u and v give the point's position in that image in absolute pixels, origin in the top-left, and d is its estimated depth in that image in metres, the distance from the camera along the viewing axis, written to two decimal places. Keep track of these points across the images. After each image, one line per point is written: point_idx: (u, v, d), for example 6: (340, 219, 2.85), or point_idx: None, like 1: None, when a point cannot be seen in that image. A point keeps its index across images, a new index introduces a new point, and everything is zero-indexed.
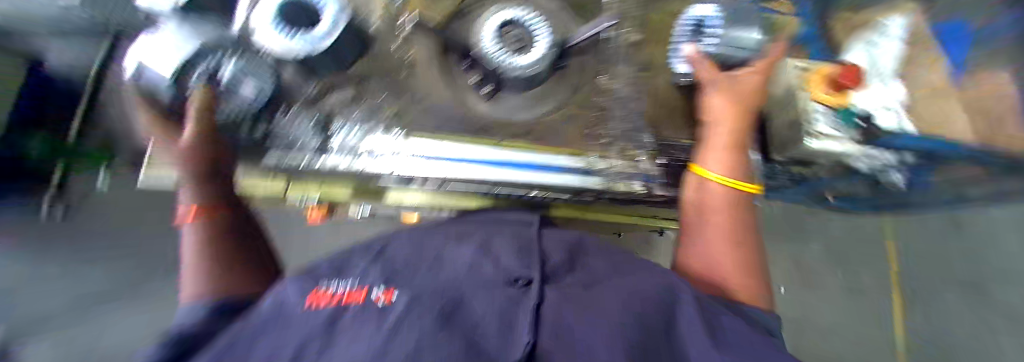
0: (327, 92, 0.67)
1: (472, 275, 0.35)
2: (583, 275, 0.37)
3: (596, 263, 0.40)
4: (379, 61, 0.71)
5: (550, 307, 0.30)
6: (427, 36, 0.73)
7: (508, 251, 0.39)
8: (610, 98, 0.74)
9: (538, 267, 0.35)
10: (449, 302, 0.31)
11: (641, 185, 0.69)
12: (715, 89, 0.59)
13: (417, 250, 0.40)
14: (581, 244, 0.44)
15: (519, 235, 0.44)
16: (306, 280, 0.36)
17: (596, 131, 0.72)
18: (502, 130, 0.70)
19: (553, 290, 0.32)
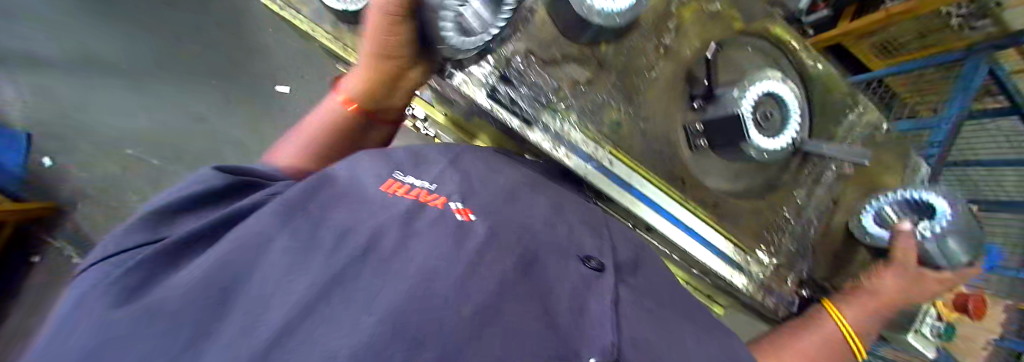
0: (565, 60, 0.50)
1: (547, 231, 0.33)
2: (642, 278, 0.36)
3: (653, 272, 0.39)
4: (625, 50, 0.54)
5: (621, 301, 0.29)
6: (687, 53, 0.57)
7: (582, 226, 0.37)
8: (802, 213, 0.65)
9: (609, 257, 0.34)
10: (527, 252, 0.29)
11: (775, 301, 0.60)
12: (899, 272, 0.55)
13: (493, 179, 0.38)
14: (643, 248, 0.43)
15: (589, 212, 0.42)
16: (383, 164, 0.34)
17: (772, 233, 0.63)
18: (691, 189, 0.58)
19: (623, 289, 0.31)
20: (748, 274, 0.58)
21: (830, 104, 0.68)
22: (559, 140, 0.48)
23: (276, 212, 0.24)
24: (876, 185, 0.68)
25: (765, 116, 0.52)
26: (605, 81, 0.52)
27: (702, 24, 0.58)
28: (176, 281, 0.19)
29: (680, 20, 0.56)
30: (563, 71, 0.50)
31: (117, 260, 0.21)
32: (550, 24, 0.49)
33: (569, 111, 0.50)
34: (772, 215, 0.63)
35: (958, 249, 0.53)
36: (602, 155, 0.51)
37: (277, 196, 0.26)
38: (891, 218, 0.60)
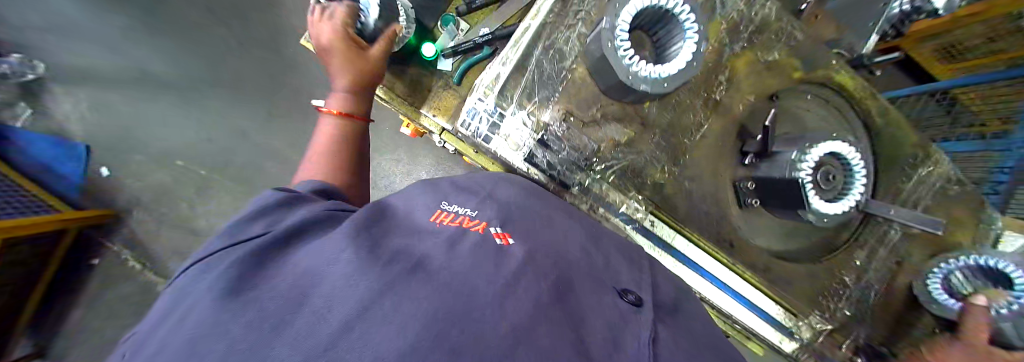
0: (604, 116, 0.44)
1: (583, 260, 0.32)
2: (688, 320, 0.33)
3: (696, 316, 0.35)
4: (674, 106, 0.46)
5: (662, 340, 0.25)
6: (742, 106, 0.50)
7: (622, 262, 0.35)
8: (857, 276, 0.58)
9: (650, 298, 0.31)
10: (565, 280, 0.27)
11: None
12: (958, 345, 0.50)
13: (533, 206, 0.37)
14: (689, 293, 0.39)
15: (630, 247, 0.40)
16: (433, 197, 0.36)
17: (829, 300, 0.56)
18: (743, 252, 0.51)
19: (669, 334, 0.27)
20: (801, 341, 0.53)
21: (890, 159, 0.61)
22: (596, 200, 0.45)
23: (345, 229, 0.26)
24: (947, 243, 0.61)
25: (831, 182, 0.43)
26: (651, 140, 0.45)
27: (755, 75, 0.50)
28: (262, 280, 0.22)
29: (734, 74, 0.48)
30: (602, 132, 0.44)
31: (221, 259, 0.25)
32: (587, 80, 0.43)
33: (610, 170, 0.45)
34: (827, 279, 0.56)
35: None
36: (643, 220, 0.46)
37: (352, 217, 0.29)
38: (961, 287, 0.54)
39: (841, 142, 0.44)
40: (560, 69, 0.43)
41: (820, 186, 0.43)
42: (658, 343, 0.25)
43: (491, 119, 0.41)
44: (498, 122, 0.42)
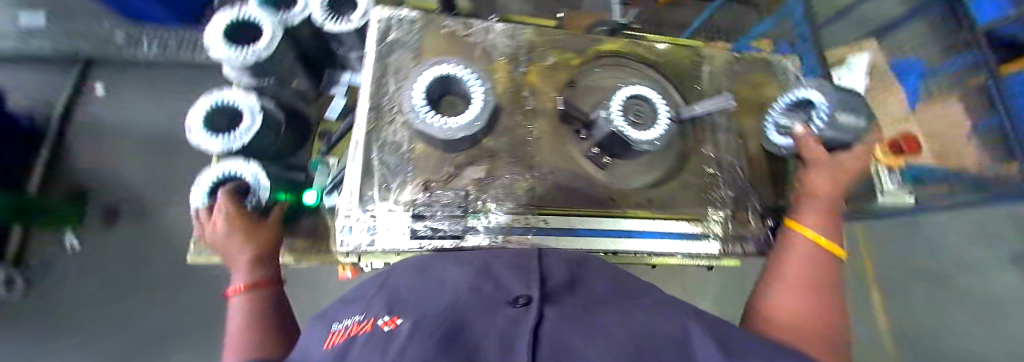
0: (462, 167, 0.50)
1: (474, 297, 0.34)
2: (580, 298, 0.38)
3: (591, 288, 0.41)
4: (506, 133, 0.53)
5: (548, 324, 0.29)
6: (549, 102, 0.55)
7: (508, 272, 0.40)
8: (724, 163, 0.59)
9: (537, 288, 0.36)
10: (454, 322, 0.29)
11: (753, 247, 0.57)
12: (815, 169, 0.57)
13: (421, 277, 0.40)
14: (581, 263, 0.46)
15: (518, 255, 0.45)
16: (324, 329, 0.36)
17: (716, 194, 0.57)
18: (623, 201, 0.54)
19: (553, 313, 0.32)
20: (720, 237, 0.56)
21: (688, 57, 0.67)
22: (496, 229, 0.49)
23: None
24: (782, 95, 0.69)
25: (633, 116, 0.49)
26: (503, 166, 0.51)
27: (548, 73, 0.57)
28: None
29: (534, 89, 0.55)
30: (464, 178, 0.50)
31: None
32: (428, 151, 0.49)
33: (486, 203, 0.50)
34: (703, 180, 0.57)
35: (847, 120, 0.54)
36: (537, 221, 0.50)
37: None
38: (786, 125, 0.59)
39: (641, 86, 0.52)
40: (401, 155, 0.49)
41: (635, 123, 0.49)
42: (541, 326, 0.29)
43: (368, 227, 0.46)
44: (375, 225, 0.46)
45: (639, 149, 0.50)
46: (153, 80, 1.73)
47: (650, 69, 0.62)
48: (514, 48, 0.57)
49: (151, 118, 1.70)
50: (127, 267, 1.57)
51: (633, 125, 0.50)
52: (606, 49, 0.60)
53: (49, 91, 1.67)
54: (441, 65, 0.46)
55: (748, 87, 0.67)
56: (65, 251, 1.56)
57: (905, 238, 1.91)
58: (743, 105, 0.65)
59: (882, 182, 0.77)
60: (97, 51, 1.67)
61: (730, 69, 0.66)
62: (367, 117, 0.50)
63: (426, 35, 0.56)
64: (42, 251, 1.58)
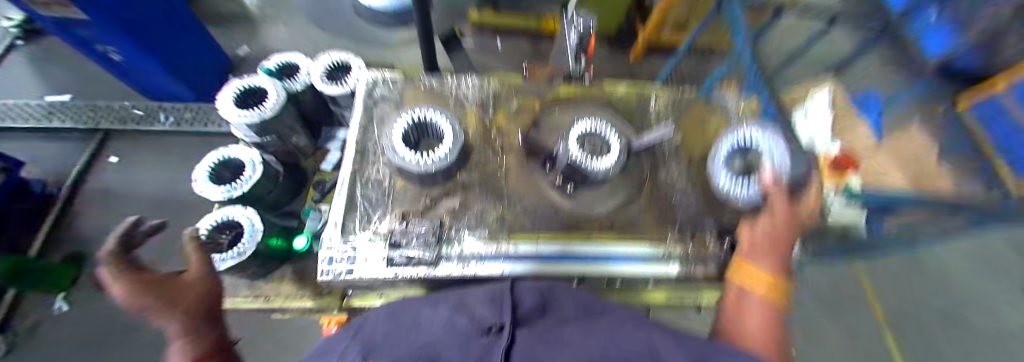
0: (437, 201, 0.55)
1: (448, 332, 0.35)
2: (552, 319, 0.39)
3: (565, 310, 0.42)
4: (479, 170, 0.60)
5: (518, 348, 0.30)
6: (514, 141, 0.63)
7: (481, 305, 0.40)
8: (674, 187, 0.65)
9: (509, 315, 0.37)
10: (428, 354, 0.29)
11: (715, 266, 0.58)
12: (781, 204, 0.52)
13: (395, 321, 0.40)
14: (552, 289, 0.47)
15: (491, 288, 0.46)
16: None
17: (670, 216, 0.62)
18: (588, 226, 0.58)
19: (524, 336, 0.33)
20: (679, 258, 0.57)
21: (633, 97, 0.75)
22: (464, 256, 0.51)
23: None
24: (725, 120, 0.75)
25: (587, 146, 0.56)
26: (475, 196, 0.56)
27: (513, 117, 0.66)
28: None
29: (501, 130, 0.63)
30: (440, 209, 0.55)
31: None
32: (408, 187, 0.55)
33: (460, 232, 0.53)
34: (657, 203, 0.63)
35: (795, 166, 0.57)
36: (505, 247, 0.53)
37: None
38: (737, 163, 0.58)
39: (592, 122, 0.60)
40: (383, 190, 0.54)
41: (593, 152, 0.56)
42: (512, 350, 0.30)
43: (347, 258, 0.48)
44: (353, 255, 0.49)
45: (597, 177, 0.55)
46: (166, 145, 1.83)
47: (607, 108, 0.71)
48: (482, 97, 0.66)
49: (157, 180, 1.75)
50: (91, 338, 1.44)
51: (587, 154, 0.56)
52: (563, 96, 0.70)
53: (63, 157, 1.76)
54: (415, 114, 0.54)
55: (697, 117, 0.75)
56: (53, 315, 1.47)
57: (900, 264, 1.93)
58: (688, 136, 0.71)
59: (829, 200, 0.79)
60: (114, 123, 1.81)
61: (675, 103, 0.75)
62: (352, 161, 0.57)
63: (407, 90, 0.66)
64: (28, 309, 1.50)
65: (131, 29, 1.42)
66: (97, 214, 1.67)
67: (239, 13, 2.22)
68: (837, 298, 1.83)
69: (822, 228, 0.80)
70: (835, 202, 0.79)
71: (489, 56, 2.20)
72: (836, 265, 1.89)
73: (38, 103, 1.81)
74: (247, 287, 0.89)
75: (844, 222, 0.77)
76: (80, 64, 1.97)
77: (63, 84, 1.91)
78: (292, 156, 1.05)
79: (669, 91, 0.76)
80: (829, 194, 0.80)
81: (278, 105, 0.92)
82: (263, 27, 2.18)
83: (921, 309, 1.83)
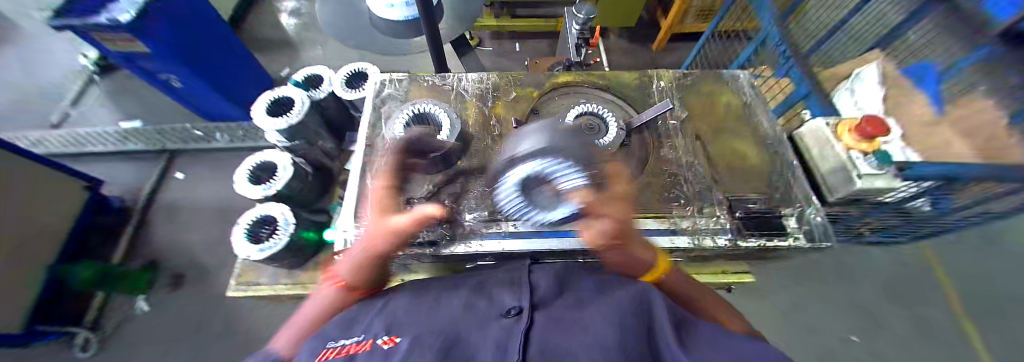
0: (439, 186, 0.58)
1: (469, 313, 0.37)
2: (568, 300, 0.41)
3: (579, 293, 0.43)
4: (478, 156, 0.62)
5: (536, 327, 0.32)
6: (511, 128, 0.65)
7: (499, 290, 0.43)
8: (679, 163, 0.63)
9: (525, 299, 0.39)
10: (449, 333, 0.31)
11: (728, 239, 0.55)
12: None
13: (418, 300, 0.43)
14: (565, 274, 0.48)
15: (509, 275, 0.49)
16: (315, 345, 0.35)
17: (674, 191, 0.60)
18: None
19: (540, 316, 0.35)
20: (687, 233, 0.56)
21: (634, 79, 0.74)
22: (465, 235, 0.55)
23: None
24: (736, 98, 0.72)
25: (581, 126, 0.57)
26: (475, 182, 0.60)
27: (512, 105, 0.68)
28: None
29: (500, 118, 0.66)
30: (440, 193, 0.58)
31: None
32: (412, 174, 0.59)
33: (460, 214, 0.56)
34: (659, 179, 0.61)
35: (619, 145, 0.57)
36: (505, 225, 0.56)
37: None
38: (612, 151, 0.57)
39: (586, 104, 0.61)
40: None
41: (594, 130, 0.57)
42: (528, 330, 0.32)
43: None
44: None
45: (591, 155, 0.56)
46: (221, 160, 2.06)
47: (606, 92, 0.71)
48: (482, 90, 0.69)
49: (216, 192, 1.98)
50: (163, 330, 1.63)
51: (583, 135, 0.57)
52: (561, 82, 0.71)
53: (137, 175, 2.03)
54: (417, 109, 0.59)
55: (703, 96, 0.72)
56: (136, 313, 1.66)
57: (972, 255, 1.72)
58: (694, 114, 0.69)
59: (855, 167, 0.79)
60: (178, 143, 2.06)
61: (678, 82, 0.73)
62: (360, 154, 0.62)
63: (411, 87, 0.70)
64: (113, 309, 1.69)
65: (184, 57, 1.62)
66: (166, 224, 1.90)
67: (279, 39, 2.47)
68: (903, 295, 1.63)
69: (850, 195, 0.81)
70: (861, 168, 0.78)
71: (504, 60, 2.25)
72: (895, 256, 1.70)
73: (114, 130, 2.10)
74: (290, 279, 1.00)
75: (873, 187, 0.77)
76: (149, 94, 2.26)
77: (134, 112, 2.20)
78: (320, 160, 1.17)
79: (672, 71, 0.74)
80: (853, 160, 0.80)
81: (304, 110, 1.01)
82: (300, 50, 2.42)
83: (1004, 305, 1.62)
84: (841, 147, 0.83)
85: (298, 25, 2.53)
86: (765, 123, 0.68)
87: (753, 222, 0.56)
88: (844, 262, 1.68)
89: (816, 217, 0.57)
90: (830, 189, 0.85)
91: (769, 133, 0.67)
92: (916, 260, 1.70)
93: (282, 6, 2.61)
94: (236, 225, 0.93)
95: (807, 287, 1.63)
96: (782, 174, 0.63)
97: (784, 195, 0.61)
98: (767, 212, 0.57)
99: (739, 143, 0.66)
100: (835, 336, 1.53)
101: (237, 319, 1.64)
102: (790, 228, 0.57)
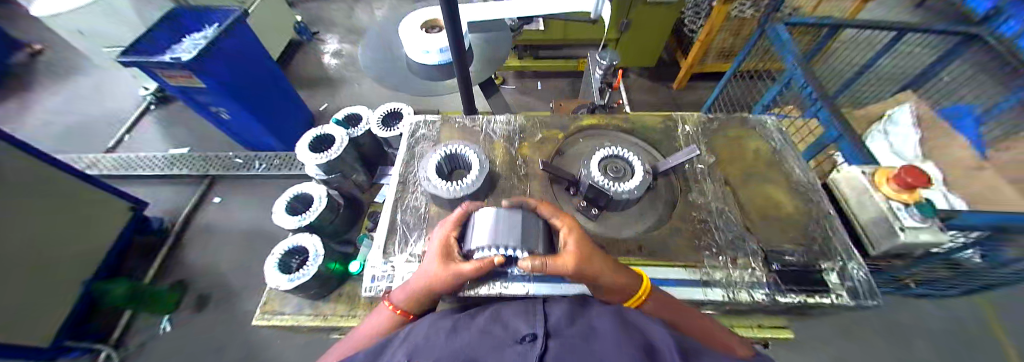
0: None
1: (484, 339, 0.35)
2: (584, 327, 0.38)
3: (597, 320, 0.40)
4: (504, 196, 0.63)
5: (555, 354, 0.30)
6: (537, 170, 0.66)
7: (515, 316, 0.41)
8: (706, 208, 0.61)
9: (541, 326, 0.37)
10: (464, 360, 0.30)
11: (765, 294, 0.52)
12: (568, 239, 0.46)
13: (435, 325, 0.41)
14: (583, 304, 0.46)
15: (526, 302, 0.46)
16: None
17: (704, 238, 0.58)
18: (613, 249, 0.57)
19: (556, 344, 0.33)
20: (719, 285, 0.53)
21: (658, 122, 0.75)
22: (487, 276, 0.56)
23: None
24: (764, 144, 0.72)
25: (607, 170, 0.57)
26: None
27: (538, 147, 0.70)
28: None
29: (526, 159, 0.68)
30: None
31: None
32: (439, 211, 0.61)
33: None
34: (688, 226, 0.59)
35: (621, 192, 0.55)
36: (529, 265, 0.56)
37: None
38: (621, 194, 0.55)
39: (614, 148, 0.61)
40: (419, 215, 0.60)
41: (618, 175, 0.57)
42: (546, 356, 0.30)
43: (386, 276, 0.54)
44: (390, 274, 0.54)
45: (618, 200, 0.56)
46: (257, 185, 2.21)
47: (631, 135, 0.72)
48: (509, 131, 0.73)
49: (249, 215, 2.09)
50: (181, 352, 1.65)
51: (610, 179, 0.57)
52: (587, 125, 0.73)
53: (180, 197, 2.19)
54: (454, 150, 0.62)
55: (729, 140, 0.72)
56: (156, 333, 1.70)
57: None
58: (721, 157, 0.69)
59: (898, 218, 0.73)
60: (219, 169, 2.23)
61: (705, 127, 0.73)
62: (394, 190, 0.65)
63: (443, 128, 0.75)
64: (134, 330, 1.73)
65: (237, 95, 1.84)
66: (199, 244, 2.00)
67: (320, 77, 2.73)
68: (974, 360, 1.41)
69: (892, 250, 0.74)
70: (905, 221, 0.72)
71: (524, 96, 2.36)
72: (958, 312, 1.51)
73: (163, 155, 2.31)
74: (311, 310, 0.99)
75: (920, 241, 0.70)
76: (202, 124, 2.51)
77: (188, 140, 2.44)
78: (350, 191, 1.21)
79: (697, 115, 0.76)
80: (893, 211, 0.74)
81: (342, 148, 1.09)
82: (339, 87, 2.66)
83: None
84: (879, 196, 0.78)
85: (339, 65, 2.81)
86: (798, 170, 0.67)
87: (788, 276, 0.54)
88: (899, 317, 1.50)
89: (857, 273, 0.53)
90: (872, 242, 0.77)
91: (801, 179, 0.65)
92: (983, 318, 1.51)
93: (324, 48, 2.92)
94: (270, 255, 0.97)
95: (861, 344, 1.44)
96: (819, 224, 0.59)
97: (821, 248, 0.57)
98: (806, 266, 0.54)
99: (770, 189, 0.65)
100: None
101: (252, 344, 1.64)
102: (831, 283, 0.53)
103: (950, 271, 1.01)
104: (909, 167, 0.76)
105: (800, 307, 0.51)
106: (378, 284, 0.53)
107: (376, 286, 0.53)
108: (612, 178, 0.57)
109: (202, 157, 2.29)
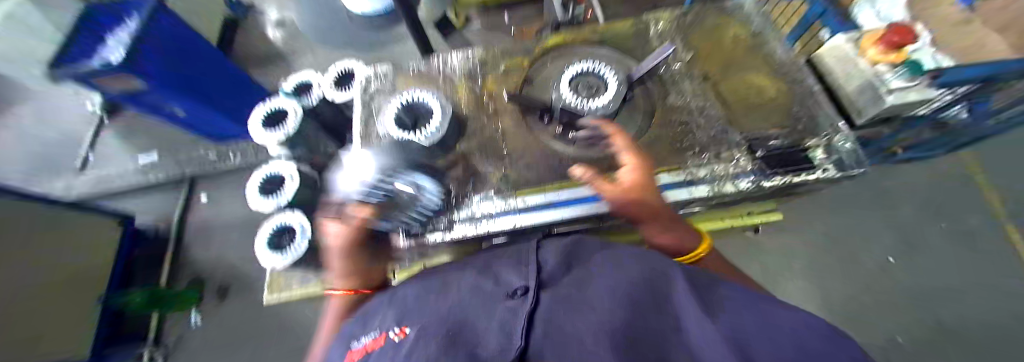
0: (443, 170, 0.58)
1: (474, 295, 0.36)
2: (578, 271, 0.37)
3: (589, 258, 0.40)
4: (477, 139, 0.62)
5: (546, 307, 0.29)
6: (506, 105, 0.63)
7: (508, 268, 0.40)
8: (684, 109, 0.59)
9: (533, 277, 0.36)
10: (453, 324, 0.30)
11: (750, 181, 0.53)
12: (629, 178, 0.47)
13: (427, 285, 0.42)
14: (575, 243, 0.44)
15: (519, 251, 0.46)
16: (340, 347, 0.37)
17: (686, 140, 0.57)
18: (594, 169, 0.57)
19: (547, 296, 0.32)
20: (705, 182, 0.54)
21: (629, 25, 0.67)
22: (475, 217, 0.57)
23: None
24: (748, 30, 0.65)
25: (574, 87, 0.55)
26: (481, 163, 0.60)
27: (503, 78, 0.65)
28: None
29: (491, 95, 0.63)
30: (445, 178, 0.59)
31: None
32: None
33: (469, 197, 0.59)
34: (669, 130, 0.58)
35: (595, 109, 0.52)
36: (513, 199, 0.57)
37: None
38: (602, 107, 0.52)
39: (581, 64, 0.57)
40: None
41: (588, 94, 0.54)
42: (535, 312, 0.29)
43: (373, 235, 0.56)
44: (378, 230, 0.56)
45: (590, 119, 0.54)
46: (239, 180, 2.12)
47: (600, 47, 0.66)
48: (470, 68, 0.66)
49: (242, 212, 2.06)
50: (225, 343, 1.79)
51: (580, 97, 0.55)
52: (551, 45, 0.66)
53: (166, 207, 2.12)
54: (415, 97, 0.58)
55: (704, 34, 0.65)
56: (192, 332, 1.81)
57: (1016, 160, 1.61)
58: (698, 53, 0.64)
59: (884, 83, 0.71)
60: (193, 171, 2.12)
61: (679, 24, 0.66)
62: (361, 152, 0.62)
63: (396, 76, 0.68)
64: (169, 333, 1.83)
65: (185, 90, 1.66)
66: (203, 248, 2.00)
67: (266, 54, 2.43)
68: (943, 212, 1.55)
69: (879, 116, 0.75)
70: (894, 81, 0.71)
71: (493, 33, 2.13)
72: (932, 173, 1.60)
73: (131, 169, 2.18)
74: (320, 281, 1.05)
75: (906, 101, 0.70)
76: (158, 130, 2.30)
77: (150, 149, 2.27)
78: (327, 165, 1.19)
79: (671, 9, 0.68)
80: (886, 75, 0.73)
81: (299, 121, 1.01)
82: (293, 61, 2.39)
83: None
84: (865, 61, 0.76)
85: (284, 34, 2.48)
86: (779, 51, 0.62)
87: (774, 159, 0.54)
88: (878, 186, 1.59)
89: (845, 145, 0.52)
90: (858, 112, 0.78)
91: (785, 58, 0.62)
92: (956, 173, 1.60)
93: (264, 18, 2.54)
94: (260, 237, 0.98)
95: (837, 217, 1.57)
96: (803, 103, 0.58)
97: (807, 126, 0.56)
98: (790, 147, 0.54)
99: (753, 77, 0.61)
100: (872, 262, 1.49)
101: (288, 324, 1.76)
102: (818, 160, 0.53)
103: (932, 133, 1.03)
104: (898, 26, 0.72)
105: (785, 188, 0.53)
106: (370, 242, 0.56)
107: (370, 244, 0.56)
108: (582, 98, 0.54)
109: (170, 162, 2.15)
